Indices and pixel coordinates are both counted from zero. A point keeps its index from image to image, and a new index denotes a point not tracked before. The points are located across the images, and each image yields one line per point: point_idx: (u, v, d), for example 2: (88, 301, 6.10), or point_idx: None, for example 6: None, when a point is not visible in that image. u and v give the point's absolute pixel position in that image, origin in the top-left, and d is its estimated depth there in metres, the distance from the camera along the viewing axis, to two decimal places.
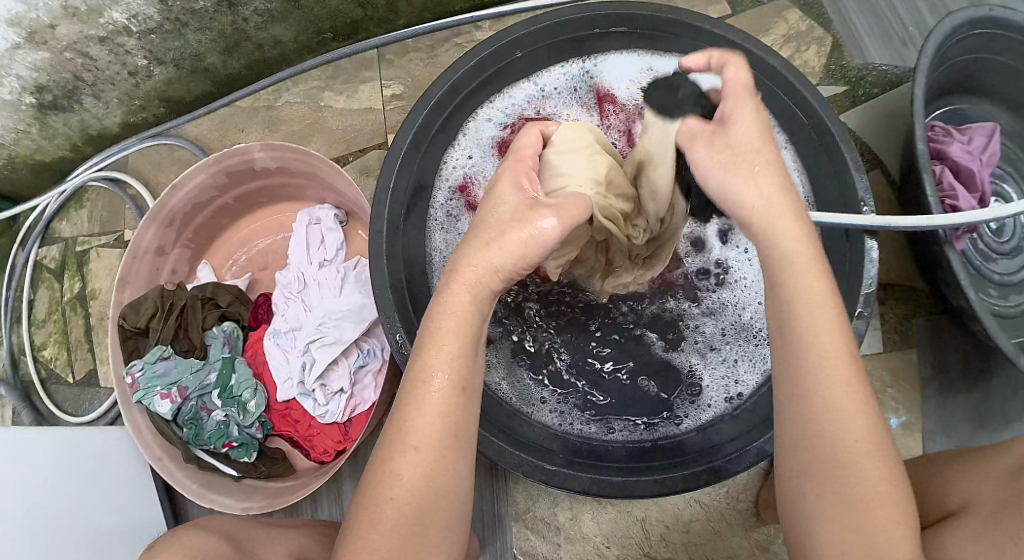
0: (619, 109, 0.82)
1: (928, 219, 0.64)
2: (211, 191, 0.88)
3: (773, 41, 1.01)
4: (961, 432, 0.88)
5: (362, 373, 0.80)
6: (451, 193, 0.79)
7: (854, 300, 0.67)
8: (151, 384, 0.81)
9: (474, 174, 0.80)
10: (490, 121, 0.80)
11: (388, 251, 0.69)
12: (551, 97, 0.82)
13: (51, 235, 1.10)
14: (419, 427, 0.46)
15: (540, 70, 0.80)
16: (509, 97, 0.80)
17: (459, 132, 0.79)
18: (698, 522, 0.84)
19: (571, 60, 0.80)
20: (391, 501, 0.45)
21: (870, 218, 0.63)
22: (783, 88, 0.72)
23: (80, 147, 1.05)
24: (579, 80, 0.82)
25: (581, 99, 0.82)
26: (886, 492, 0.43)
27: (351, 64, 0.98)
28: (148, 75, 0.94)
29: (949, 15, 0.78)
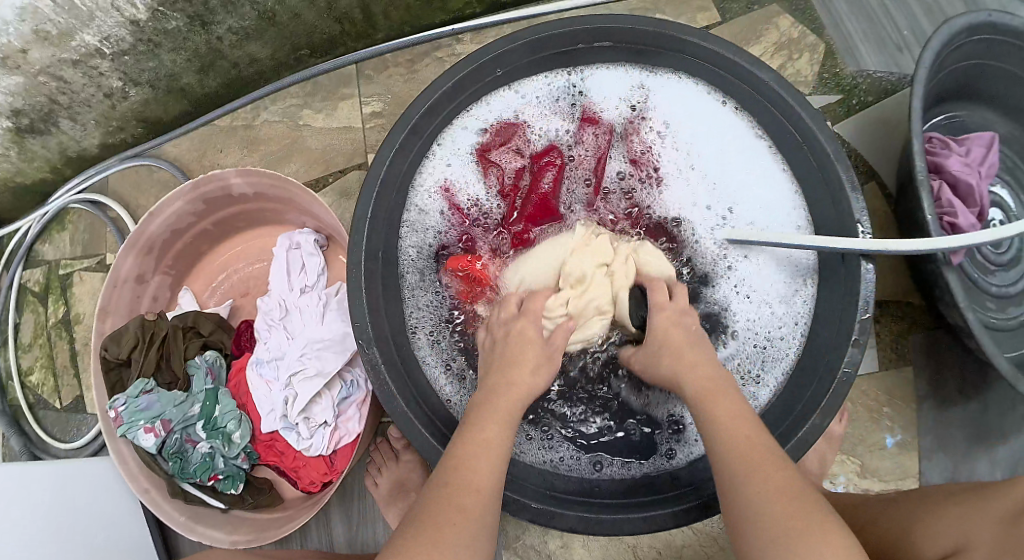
0: (600, 129, 0.77)
1: (930, 242, 0.66)
2: (189, 218, 0.88)
3: (763, 49, 0.99)
4: (956, 448, 0.89)
5: (345, 405, 0.80)
6: (425, 211, 0.76)
7: (850, 325, 0.67)
8: (134, 417, 0.81)
9: (447, 188, 0.76)
10: (467, 130, 0.77)
11: (365, 283, 0.68)
12: (532, 105, 0.77)
13: (34, 258, 1.09)
14: (477, 473, 0.55)
15: (523, 78, 0.76)
16: (486, 105, 0.76)
17: (433, 144, 0.75)
18: (690, 548, 0.85)
19: (557, 70, 0.77)
20: (451, 526, 0.51)
21: (872, 242, 0.64)
22: (777, 104, 0.71)
23: (59, 169, 1.03)
24: (563, 92, 0.77)
25: (563, 111, 0.77)
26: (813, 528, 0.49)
27: (331, 80, 0.95)
28: (124, 96, 0.92)
29: (948, 21, 0.78)
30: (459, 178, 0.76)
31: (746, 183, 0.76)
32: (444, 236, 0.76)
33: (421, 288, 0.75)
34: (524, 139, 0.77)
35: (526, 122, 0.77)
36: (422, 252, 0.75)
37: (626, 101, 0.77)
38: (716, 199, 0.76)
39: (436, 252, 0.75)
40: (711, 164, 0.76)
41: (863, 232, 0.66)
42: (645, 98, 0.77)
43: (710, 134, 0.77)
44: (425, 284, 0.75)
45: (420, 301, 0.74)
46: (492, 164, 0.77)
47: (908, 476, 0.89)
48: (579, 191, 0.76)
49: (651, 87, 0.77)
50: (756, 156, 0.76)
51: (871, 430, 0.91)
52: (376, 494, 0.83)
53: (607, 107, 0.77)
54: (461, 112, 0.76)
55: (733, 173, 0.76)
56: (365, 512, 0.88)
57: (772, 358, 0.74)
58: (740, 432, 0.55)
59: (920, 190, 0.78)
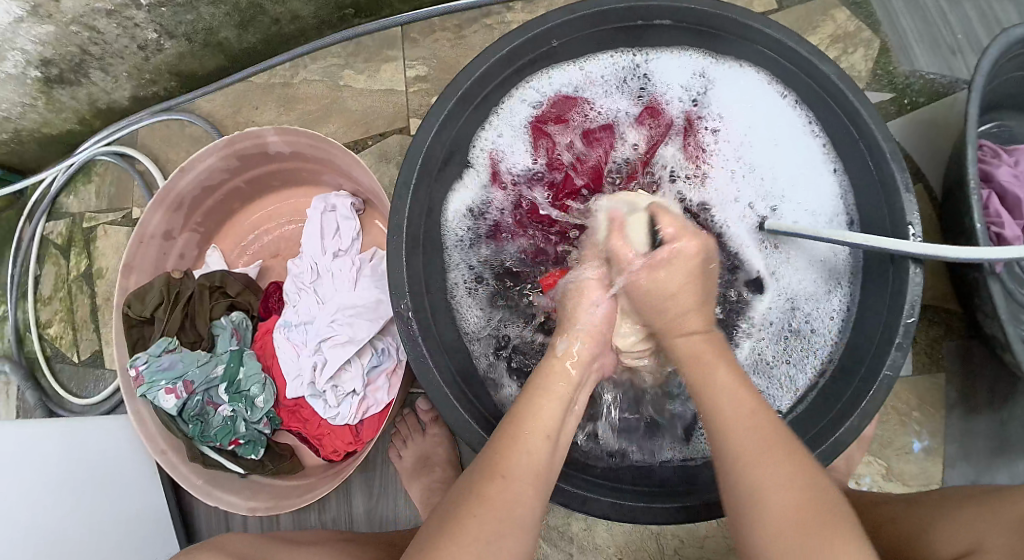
0: (661, 117, 0.78)
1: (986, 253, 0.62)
2: (222, 175, 0.86)
3: (819, 40, 0.96)
4: (982, 461, 0.87)
5: (374, 374, 0.78)
6: (478, 182, 0.76)
7: (895, 328, 0.64)
8: (154, 377, 0.80)
9: (501, 160, 0.77)
10: (525, 102, 0.76)
11: (407, 262, 0.66)
12: (595, 85, 0.78)
13: (58, 209, 1.07)
14: (514, 463, 0.50)
15: (588, 55, 0.76)
16: (547, 78, 0.76)
17: (493, 112, 0.75)
18: (713, 539, 0.84)
19: (621, 50, 0.76)
20: (473, 517, 0.47)
21: (925, 246, 0.60)
22: (840, 101, 0.67)
23: (88, 120, 1.02)
24: (626, 72, 0.77)
25: (627, 92, 0.78)
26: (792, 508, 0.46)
27: (373, 42, 0.93)
28: (158, 48, 0.90)
29: (1005, 32, 0.76)
30: (511, 151, 0.77)
31: (796, 178, 0.76)
32: (495, 209, 0.77)
33: (465, 258, 0.76)
34: (583, 118, 0.79)
35: (588, 100, 0.78)
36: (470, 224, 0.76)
37: (686, 90, 0.78)
38: (760, 192, 0.77)
39: (484, 226, 0.76)
40: (756, 156, 0.77)
41: (914, 235, 0.63)
42: (706, 88, 0.77)
43: (763, 129, 0.77)
44: (463, 259, 0.76)
45: (464, 272, 0.76)
46: (548, 140, 0.78)
47: (932, 482, 0.87)
48: (622, 174, 0.78)
49: (715, 78, 0.77)
50: (805, 152, 0.75)
51: (898, 433, 0.89)
52: (399, 466, 0.82)
53: (667, 94, 0.78)
54: (519, 83, 0.74)
55: (780, 166, 0.77)
56: (385, 480, 0.87)
57: (807, 349, 0.74)
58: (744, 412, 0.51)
59: (971, 195, 0.76)
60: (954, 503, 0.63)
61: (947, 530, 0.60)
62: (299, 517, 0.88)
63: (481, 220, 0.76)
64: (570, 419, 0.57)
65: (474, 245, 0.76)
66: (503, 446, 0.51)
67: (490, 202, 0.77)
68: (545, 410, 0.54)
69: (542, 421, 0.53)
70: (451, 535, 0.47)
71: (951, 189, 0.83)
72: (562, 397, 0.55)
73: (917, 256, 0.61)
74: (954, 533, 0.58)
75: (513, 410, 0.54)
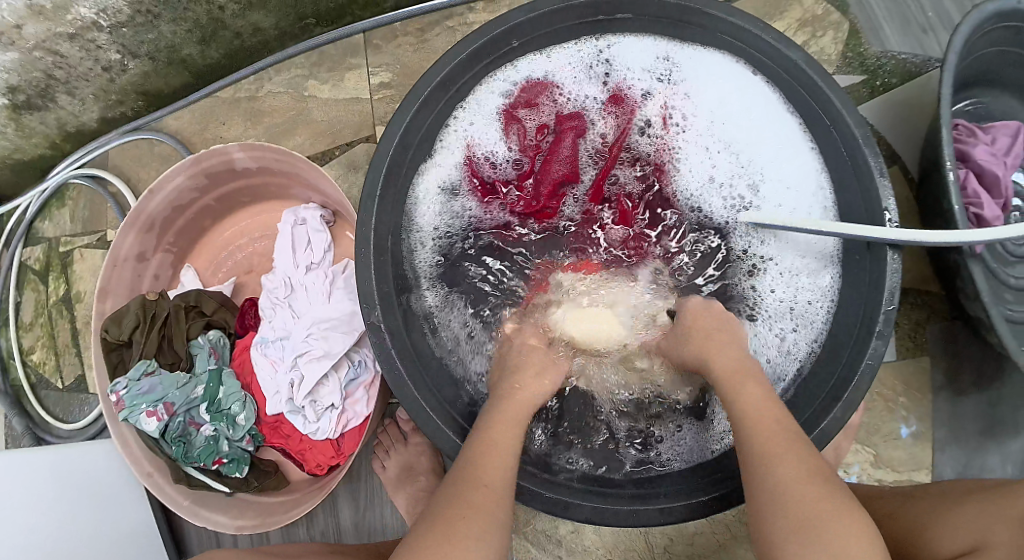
0: (631, 102, 0.76)
1: (953, 238, 0.63)
2: (192, 193, 0.85)
3: (786, 25, 0.95)
4: (969, 443, 0.87)
5: (352, 387, 0.78)
6: (450, 175, 0.75)
7: (875, 316, 0.64)
8: (134, 402, 0.79)
9: (474, 150, 0.75)
10: (494, 94, 0.75)
11: (377, 274, 0.65)
12: (561, 73, 0.75)
13: (34, 235, 1.06)
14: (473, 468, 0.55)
15: (551, 44, 0.74)
16: (514, 70, 0.74)
17: (460, 107, 0.74)
18: (703, 535, 0.84)
19: (585, 37, 0.74)
20: (464, 519, 0.52)
21: (904, 233, 0.61)
22: (812, 90, 0.67)
23: (59, 144, 1.01)
24: (592, 58, 0.75)
25: (594, 77, 0.75)
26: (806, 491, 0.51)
27: (337, 50, 0.92)
28: (123, 69, 0.89)
29: (979, 7, 0.76)
30: (482, 138, 0.75)
31: (774, 160, 0.74)
32: (470, 204, 0.75)
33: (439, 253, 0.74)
34: (553, 106, 0.76)
35: (556, 86, 0.75)
36: (444, 218, 0.75)
37: (650, 73, 0.75)
38: (738, 170, 0.75)
39: (462, 220, 0.75)
40: (734, 139, 0.75)
41: (890, 222, 0.63)
42: (671, 71, 0.75)
43: (738, 109, 0.75)
44: (436, 257, 0.74)
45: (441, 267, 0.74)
46: (520, 128, 0.76)
47: (922, 467, 0.87)
48: (593, 161, 0.76)
49: (679, 61, 0.75)
50: (781, 135, 0.73)
51: (886, 419, 0.88)
52: (384, 477, 0.82)
53: (631, 78, 0.75)
54: (484, 77, 0.73)
55: (758, 147, 0.74)
56: (371, 493, 0.87)
57: (815, 319, 0.72)
58: (766, 422, 0.56)
59: (948, 176, 0.75)
60: (947, 503, 0.63)
61: (946, 527, 0.59)
62: (288, 531, 0.88)
63: (459, 215, 0.75)
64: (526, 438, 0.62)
65: (450, 239, 0.75)
66: (468, 464, 0.56)
67: (463, 196, 0.75)
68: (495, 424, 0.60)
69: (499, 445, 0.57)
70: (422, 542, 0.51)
71: (927, 169, 0.82)
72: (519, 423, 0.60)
73: (895, 243, 0.62)
74: (952, 532, 0.59)
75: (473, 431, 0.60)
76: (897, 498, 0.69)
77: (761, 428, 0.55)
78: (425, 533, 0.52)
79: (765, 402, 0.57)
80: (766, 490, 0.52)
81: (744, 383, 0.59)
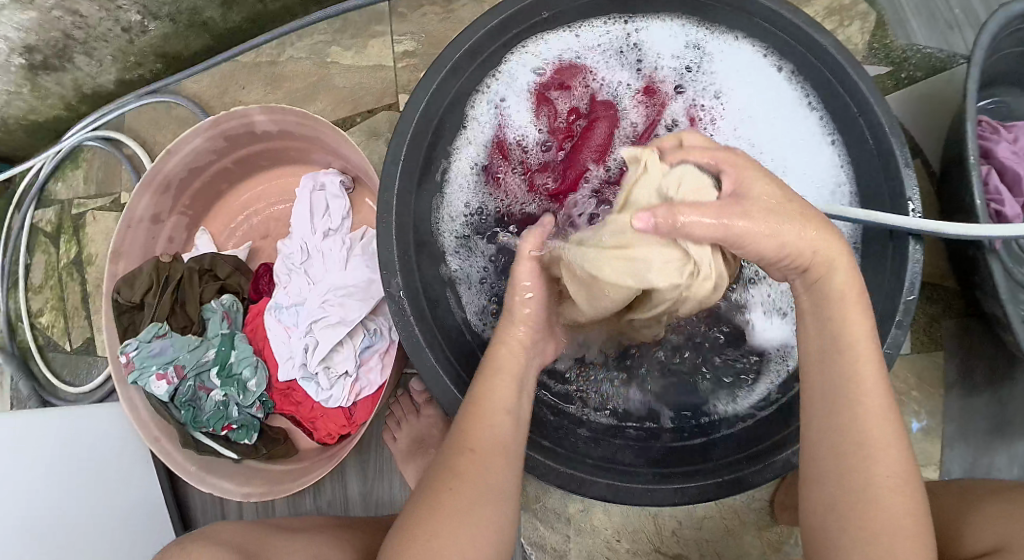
0: (660, 91, 0.75)
1: (972, 231, 0.62)
2: (209, 156, 0.84)
3: (815, 12, 0.94)
4: (981, 441, 0.86)
5: (367, 355, 0.77)
6: (478, 156, 0.75)
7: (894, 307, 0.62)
8: (145, 363, 0.79)
9: (504, 131, 0.75)
10: (526, 72, 0.75)
11: (397, 239, 0.64)
12: (592, 56, 0.75)
13: (47, 197, 1.05)
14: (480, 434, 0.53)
15: (583, 24, 0.74)
16: (546, 50, 0.74)
17: (491, 82, 0.73)
18: (712, 519, 0.83)
19: (614, 17, 0.74)
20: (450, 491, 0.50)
21: (922, 222, 0.59)
22: (840, 77, 0.65)
23: (75, 106, 1.00)
24: (622, 42, 0.75)
25: (624, 63, 0.75)
26: (895, 503, 0.47)
27: (362, 17, 0.91)
28: (143, 30, 0.88)
29: (1006, 5, 0.74)
30: (513, 119, 0.75)
31: (799, 152, 0.73)
32: (498, 188, 0.75)
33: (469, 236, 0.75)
34: (584, 90, 0.76)
35: (586, 70, 0.75)
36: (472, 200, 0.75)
37: (680, 59, 0.75)
38: (767, 160, 0.74)
39: (489, 204, 0.75)
40: (764, 132, 0.74)
41: (913, 211, 0.62)
42: (702, 58, 0.75)
43: (768, 101, 0.74)
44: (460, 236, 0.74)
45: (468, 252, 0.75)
46: (551, 110, 0.75)
47: (932, 462, 0.86)
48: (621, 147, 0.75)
49: (711, 50, 0.74)
50: (808, 128, 0.73)
51: (899, 413, 0.87)
52: (395, 448, 0.82)
53: (661, 63, 0.75)
54: (514, 51, 0.72)
55: (786, 139, 0.74)
56: (380, 467, 0.86)
57: None
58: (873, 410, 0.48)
59: (971, 172, 0.74)
60: (978, 497, 0.63)
61: (973, 527, 0.58)
62: (294, 502, 0.87)
63: (485, 195, 0.75)
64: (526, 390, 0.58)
65: (477, 223, 0.74)
66: (468, 422, 0.54)
67: (491, 180, 0.75)
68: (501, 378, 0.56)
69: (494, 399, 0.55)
70: (428, 514, 0.49)
71: (949, 164, 0.82)
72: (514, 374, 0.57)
73: (915, 231, 0.61)
74: (981, 528, 0.57)
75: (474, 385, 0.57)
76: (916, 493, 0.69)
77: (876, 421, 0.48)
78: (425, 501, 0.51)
79: (874, 375, 0.49)
80: (854, 482, 0.48)
81: (864, 341, 0.50)
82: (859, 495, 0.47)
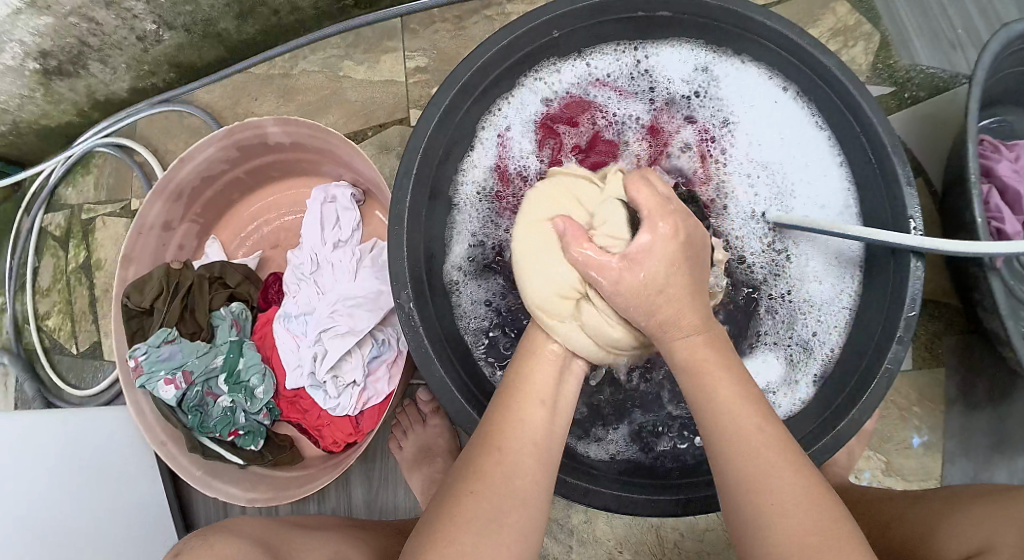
0: (667, 117, 0.77)
1: (982, 246, 0.62)
2: (222, 165, 0.86)
3: (819, 34, 0.96)
4: (979, 457, 0.87)
5: (375, 364, 0.79)
6: (487, 179, 0.75)
7: (895, 323, 0.64)
8: (154, 368, 0.80)
9: (514, 152, 0.76)
10: (537, 95, 0.76)
11: (409, 254, 0.66)
12: (602, 80, 0.77)
13: (56, 201, 1.07)
14: (513, 435, 0.50)
15: (593, 49, 0.76)
16: (557, 73, 0.76)
17: (502, 103, 0.75)
18: (714, 531, 0.84)
19: (625, 44, 0.75)
20: (474, 494, 0.47)
21: (923, 240, 0.61)
22: (846, 100, 0.67)
23: (87, 112, 1.01)
24: (632, 67, 0.77)
25: (635, 87, 0.77)
26: (806, 521, 0.43)
27: (374, 32, 0.93)
28: (157, 40, 0.89)
29: (1009, 26, 0.76)
30: (523, 139, 0.76)
31: (805, 176, 0.74)
32: (507, 210, 0.75)
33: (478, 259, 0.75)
34: (593, 117, 0.77)
35: (595, 96, 0.77)
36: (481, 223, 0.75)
37: (688, 84, 0.76)
38: (774, 186, 0.75)
39: (498, 226, 0.75)
40: (772, 156, 0.76)
41: (916, 229, 0.63)
42: (710, 83, 0.76)
43: (775, 126, 0.76)
44: (471, 255, 0.75)
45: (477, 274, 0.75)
46: (559, 135, 0.77)
47: (930, 477, 0.87)
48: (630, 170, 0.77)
49: (718, 75, 0.76)
50: (814, 153, 0.74)
51: (898, 427, 0.89)
52: (400, 457, 0.83)
53: (669, 88, 0.77)
54: (527, 75, 0.75)
55: (794, 164, 0.75)
56: (385, 476, 0.87)
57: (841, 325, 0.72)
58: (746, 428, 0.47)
59: (973, 191, 0.76)
60: (964, 500, 0.63)
61: (954, 530, 0.60)
62: (299, 508, 0.88)
63: (496, 215, 0.75)
64: (569, 384, 0.55)
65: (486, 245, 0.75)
66: (494, 421, 0.51)
67: (500, 202, 0.75)
68: (539, 376, 0.53)
69: (530, 393, 0.52)
70: (448, 519, 0.47)
71: (950, 184, 0.83)
72: (552, 363, 0.55)
73: (917, 250, 0.62)
74: (962, 531, 0.58)
75: (504, 383, 0.54)
76: (906, 500, 0.71)
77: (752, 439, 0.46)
78: (442, 508, 0.48)
79: (738, 400, 0.48)
80: (750, 512, 0.45)
81: (715, 371, 0.49)
82: (760, 520, 0.44)
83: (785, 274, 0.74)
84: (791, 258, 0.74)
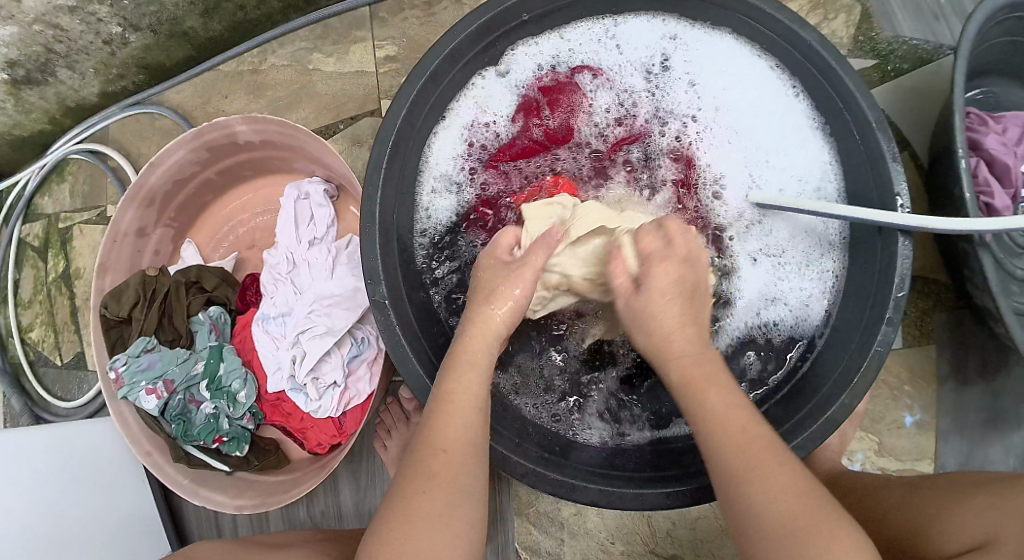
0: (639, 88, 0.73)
1: (970, 222, 0.59)
2: (193, 167, 0.84)
3: (801, 6, 0.93)
4: (974, 434, 0.85)
5: (355, 364, 0.78)
6: (453, 161, 0.72)
7: (885, 302, 0.62)
8: (134, 377, 0.79)
9: (478, 126, 0.72)
10: (503, 69, 0.72)
11: (382, 256, 0.65)
12: (571, 52, 0.73)
13: (34, 211, 1.05)
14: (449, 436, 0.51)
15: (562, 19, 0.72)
16: (525, 45, 0.72)
17: (467, 78, 0.71)
18: (706, 519, 0.83)
19: (592, 14, 0.72)
20: (422, 494, 0.50)
21: (912, 217, 0.58)
22: (835, 84, 0.64)
23: (59, 120, 0.99)
24: (599, 37, 0.73)
25: (603, 57, 0.73)
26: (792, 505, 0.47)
27: (342, 24, 0.90)
28: (123, 42, 0.87)
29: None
30: (490, 114, 0.72)
31: (782, 150, 0.71)
32: (469, 198, 0.72)
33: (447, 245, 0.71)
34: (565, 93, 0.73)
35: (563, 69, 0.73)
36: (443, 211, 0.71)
37: (658, 53, 0.72)
38: (749, 159, 0.71)
39: (460, 212, 0.72)
40: (748, 126, 0.72)
41: (903, 207, 0.61)
42: (677, 51, 0.72)
43: (748, 94, 0.72)
44: (430, 235, 0.71)
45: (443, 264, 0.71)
46: (526, 106, 0.72)
47: (925, 455, 0.86)
48: (600, 143, 0.73)
49: (687, 42, 0.72)
50: (791, 123, 0.71)
51: (890, 407, 0.87)
52: (384, 457, 0.82)
53: (636, 58, 0.72)
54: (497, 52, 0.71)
55: (772, 134, 0.71)
56: (372, 474, 0.86)
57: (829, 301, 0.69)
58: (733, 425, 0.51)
59: (960, 164, 0.73)
60: (944, 499, 0.62)
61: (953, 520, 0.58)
62: (288, 512, 0.88)
63: (457, 192, 0.72)
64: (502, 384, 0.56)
65: (456, 228, 0.72)
66: (433, 422, 0.52)
67: (462, 183, 0.72)
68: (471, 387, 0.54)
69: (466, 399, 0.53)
70: (407, 521, 0.49)
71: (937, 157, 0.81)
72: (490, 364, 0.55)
73: (903, 228, 0.60)
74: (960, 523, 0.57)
75: (438, 387, 0.54)
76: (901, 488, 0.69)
77: (725, 439, 0.50)
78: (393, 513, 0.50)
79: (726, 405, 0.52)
80: (741, 497, 0.49)
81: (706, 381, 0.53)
82: (752, 511, 0.48)
83: (765, 251, 0.70)
84: (771, 231, 0.70)
